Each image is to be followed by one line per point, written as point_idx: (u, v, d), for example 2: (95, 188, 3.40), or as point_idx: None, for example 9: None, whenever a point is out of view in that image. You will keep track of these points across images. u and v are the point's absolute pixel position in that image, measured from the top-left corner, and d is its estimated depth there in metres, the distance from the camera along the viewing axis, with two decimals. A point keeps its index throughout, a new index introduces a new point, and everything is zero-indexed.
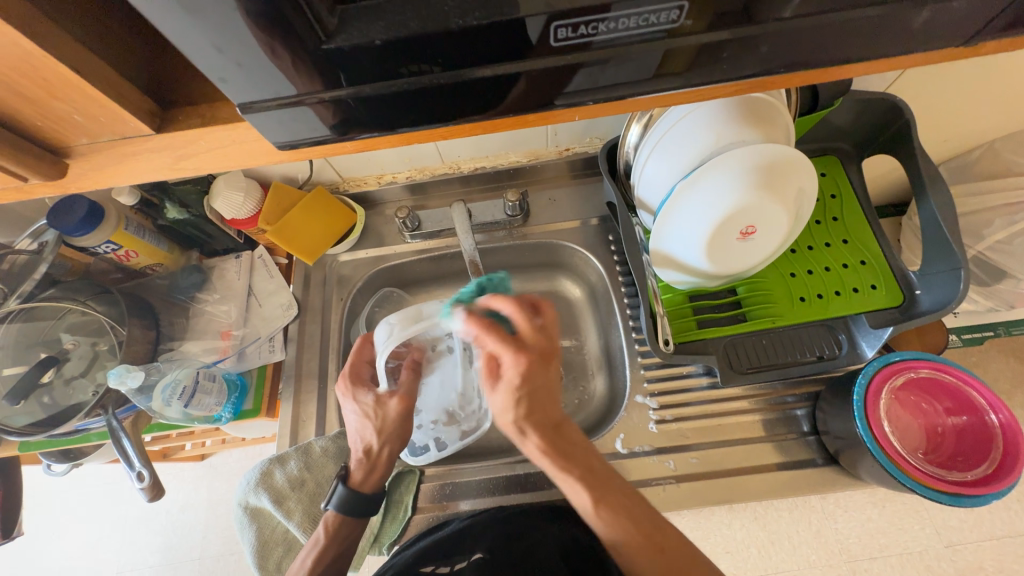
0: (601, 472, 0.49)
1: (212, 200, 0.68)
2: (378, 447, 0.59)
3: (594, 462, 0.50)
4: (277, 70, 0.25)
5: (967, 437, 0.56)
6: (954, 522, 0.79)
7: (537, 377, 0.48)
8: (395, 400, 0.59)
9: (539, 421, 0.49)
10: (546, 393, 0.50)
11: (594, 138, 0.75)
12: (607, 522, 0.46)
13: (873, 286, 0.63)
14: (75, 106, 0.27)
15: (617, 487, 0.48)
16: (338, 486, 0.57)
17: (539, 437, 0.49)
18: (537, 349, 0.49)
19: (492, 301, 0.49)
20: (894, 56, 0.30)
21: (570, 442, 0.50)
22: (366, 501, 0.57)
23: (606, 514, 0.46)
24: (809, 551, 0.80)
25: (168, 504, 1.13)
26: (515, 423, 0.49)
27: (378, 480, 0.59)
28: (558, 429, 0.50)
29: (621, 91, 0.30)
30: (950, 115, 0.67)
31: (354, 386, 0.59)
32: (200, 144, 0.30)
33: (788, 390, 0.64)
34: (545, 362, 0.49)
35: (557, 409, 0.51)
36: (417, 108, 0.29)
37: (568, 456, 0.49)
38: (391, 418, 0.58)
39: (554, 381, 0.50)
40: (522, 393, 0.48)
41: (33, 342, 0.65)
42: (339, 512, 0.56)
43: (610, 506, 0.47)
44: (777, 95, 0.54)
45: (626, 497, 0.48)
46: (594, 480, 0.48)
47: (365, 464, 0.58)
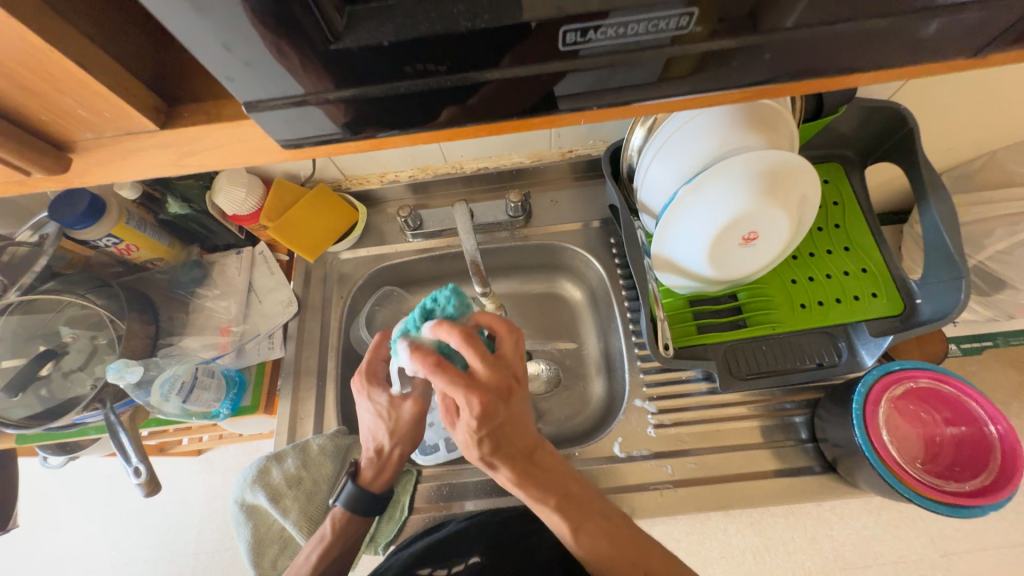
0: (578, 495, 0.50)
1: (214, 196, 0.68)
2: (389, 447, 0.59)
3: (571, 485, 0.51)
4: (284, 69, 0.25)
5: (965, 448, 0.56)
6: (950, 531, 0.79)
7: (497, 415, 0.45)
8: (409, 403, 0.58)
9: (506, 453, 0.48)
10: (511, 424, 0.48)
11: (598, 141, 0.75)
12: (586, 544, 0.48)
13: (874, 294, 0.63)
14: (80, 101, 0.27)
15: (595, 508, 0.50)
16: (348, 484, 0.57)
17: (511, 469, 0.49)
18: (494, 386, 0.45)
19: (440, 334, 0.45)
20: (902, 66, 0.30)
21: (541, 468, 0.50)
22: (375, 500, 0.57)
23: (585, 539, 0.48)
24: (804, 557, 0.80)
25: (164, 499, 1.13)
26: (483, 457, 0.48)
27: (387, 479, 0.60)
28: (528, 456, 0.50)
29: (628, 96, 0.30)
30: (954, 125, 0.67)
31: (367, 386, 0.58)
32: (204, 141, 0.30)
33: (787, 396, 0.64)
34: (504, 397, 0.46)
35: (527, 435, 0.50)
36: (423, 109, 0.29)
37: (540, 482, 0.49)
38: (404, 420, 0.58)
39: (520, 410, 0.48)
40: (484, 432, 0.45)
41: (33, 334, 0.65)
42: (348, 509, 0.57)
43: (587, 529, 0.48)
44: (783, 102, 0.54)
45: (603, 518, 0.50)
46: (572, 503, 0.50)
47: (376, 463, 0.59)
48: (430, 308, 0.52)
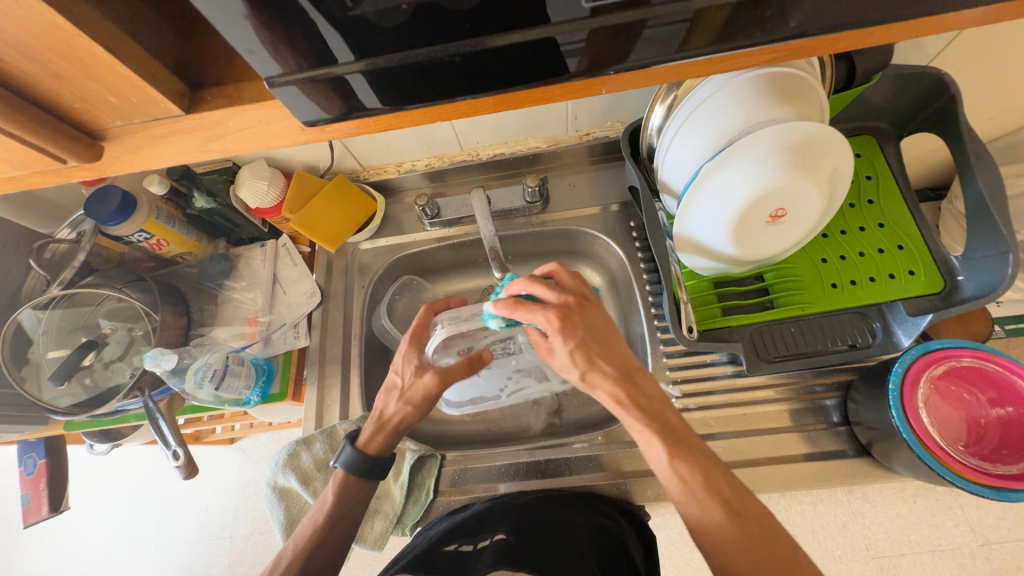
0: (678, 428, 0.46)
1: (238, 189, 0.70)
2: (393, 412, 0.59)
3: (671, 416, 0.46)
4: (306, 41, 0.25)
5: (1012, 429, 0.53)
6: (993, 520, 0.76)
7: (576, 326, 0.47)
8: (431, 376, 0.58)
9: (603, 368, 0.47)
10: (599, 339, 0.48)
11: (616, 121, 0.74)
12: (685, 478, 0.43)
13: (912, 271, 0.60)
14: (109, 87, 0.28)
15: (695, 443, 0.45)
16: (346, 446, 0.57)
17: (606, 384, 0.47)
18: (564, 303, 0.48)
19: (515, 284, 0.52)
20: (951, 12, 0.28)
21: (646, 393, 0.47)
22: (370, 463, 0.57)
23: (682, 467, 0.43)
24: (834, 545, 0.78)
25: (201, 484, 1.18)
26: (580, 374, 0.48)
27: (384, 443, 0.59)
28: (632, 374, 0.47)
29: (649, 60, 0.29)
30: (1000, 90, 0.63)
31: (409, 348, 0.59)
32: (228, 125, 0.30)
33: (817, 379, 0.62)
34: (580, 315, 0.48)
35: (622, 352, 0.48)
36: (438, 81, 0.28)
37: (642, 404, 0.46)
38: (421, 391, 0.58)
39: (601, 328, 0.48)
40: (573, 345, 0.47)
41: (74, 327, 0.68)
42: (346, 471, 0.56)
43: (687, 458, 0.43)
44: (811, 70, 0.51)
45: (702, 453, 0.44)
46: (671, 434, 0.45)
47: (376, 423, 0.59)
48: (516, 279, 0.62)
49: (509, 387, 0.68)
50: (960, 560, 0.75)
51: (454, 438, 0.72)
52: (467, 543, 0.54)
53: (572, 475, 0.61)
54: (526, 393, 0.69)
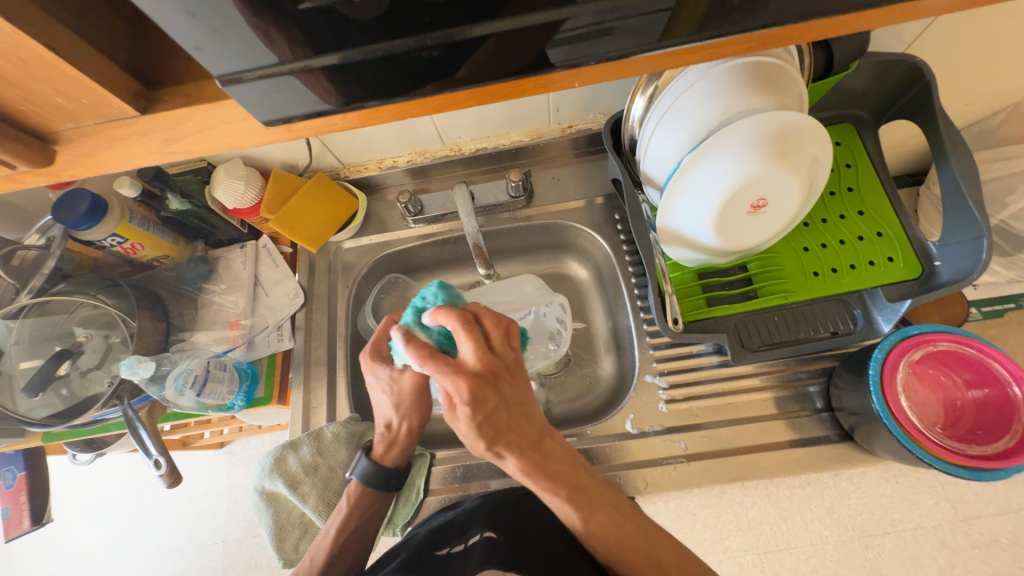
0: (588, 486, 0.47)
1: (213, 190, 0.68)
2: (397, 422, 0.59)
3: (584, 476, 0.48)
4: (274, 34, 0.25)
5: (987, 410, 0.54)
6: (972, 496, 0.78)
7: (491, 401, 0.43)
8: (407, 374, 0.56)
9: (516, 441, 0.45)
10: (512, 412, 0.45)
11: (599, 113, 0.73)
12: (597, 535, 0.46)
13: (891, 258, 0.61)
14: (56, 88, 0.26)
15: (606, 498, 0.47)
16: (361, 459, 0.58)
17: (517, 459, 0.45)
18: (484, 371, 0.43)
19: (437, 318, 0.43)
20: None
21: (553, 458, 0.47)
22: (388, 476, 0.58)
23: (595, 526, 0.46)
24: (821, 526, 0.80)
25: (190, 490, 1.16)
26: (487, 451, 0.45)
27: (399, 455, 0.60)
28: (539, 445, 0.46)
29: (623, 50, 0.29)
30: (975, 77, 0.64)
31: (372, 361, 0.57)
32: (188, 124, 0.29)
33: (801, 366, 0.63)
34: (493, 388, 0.43)
35: (534, 422, 0.47)
36: (408, 73, 0.28)
37: (548, 474, 0.46)
38: (407, 392, 0.57)
39: (519, 397, 0.46)
40: (481, 422, 0.43)
41: (48, 336, 0.66)
42: (362, 483, 0.57)
43: (594, 516, 0.46)
44: (789, 58, 0.51)
45: (614, 508, 0.47)
46: (584, 495, 0.46)
47: (387, 439, 0.59)
48: (421, 305, 0.52)
49: None
50: (940, 536, 0.78)
51: (444, 435, 0.72)
52: (458, 543, 0.54)
53: None
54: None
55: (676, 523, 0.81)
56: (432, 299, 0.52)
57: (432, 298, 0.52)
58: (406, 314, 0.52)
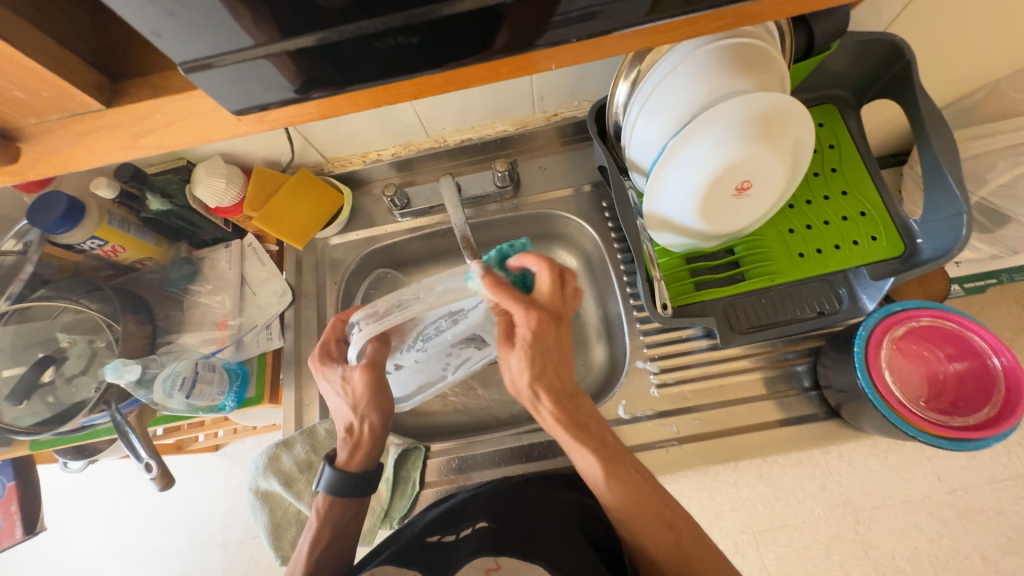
0: (614, 447, 0.47)
1: (194, 188, 0.67)
2: (358, 424, 0.57)
3: (606, 436, 0.48)
4: (240, 20, 0.24)
5: (968, 382, 0.56)
6: (957, 468, 0.80)
7: (550, 337, 0.44)
8: (357, 372, 0.53)
9: (555, 388, 0.46)
10: (558, 358, 0.46)
11: (583, 100, 0.73)
12: (619, 496, 0.45)
13: (874, 237, 0.62)
14: (14, 82, 0.25)
15: (630, 462, 0.47)
16: (326, 469, 0.56)
17: (553, 404, 0.46)
18: (552, 309, 0.45)
19: (524, 259, 0.47)
20: None
21: (583, 412, 0.48)
22: (357, 480, 0.56)
23: (617, 487, 0.45)
24: (813, 503, 0.81)
25: (187, 494, 1.15)
26: (529, 388, 0.45)
27: (366, 458, 0.58)
28: (573, 396, 0.48)
29: (604, 26, 0.28)
30: (954, 55, 0.64)
31: (323, 365, 0.55)
32: (156, 117, 0.28)
33: (788, 346, 0.64)
34: (558, 329, 0.45)
35: (569, 377, 0.48)
36: (383, 57, 0.27)
37: (580, 425, 0.47)
38: (360, 392, 0.54)
39: (567, 345, 0.47)
40: (535, 358, 0.44)
41: (30, 343, 0.65)
42: (330, 493, 0.56)
43: (621, 477, 0.45)
44: (770, 39, 0.51)
45: (636, 470, 0.47)
46: (609, 451, 0.46)
47: (350, 443, 0.57)
48: (507, 251, 0.52)
49: (453, 362, 0.64)
50: (928, 508, 0.80)
51: (439, 428, 0.72)
52: (449, 533, 0.55)
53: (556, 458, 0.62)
54: (471, 364, 0.64)
55: None
56: (519, 248, 0.53)
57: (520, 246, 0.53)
58: (491, 254, 0.52)
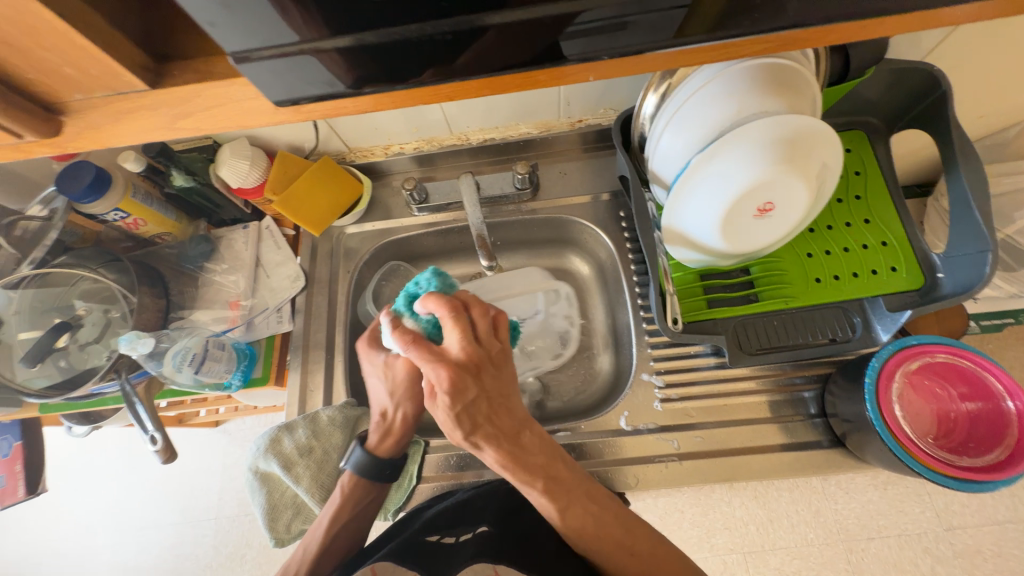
0: (566, 480, 0.48)
1: (218, 168, 0.68)
2: (392, 411, 0.60)
3: (559, 468, 0.48)
4: (288, 9, 0.24)
5: (980, 423, 0.55)
6: (959, 506, 0.79)
7: (469, 390, 0.44)
8: (400, 356, 0.59)
9: (491, 432, 0.46)
10: (490, 404, 0.46)
11: (609, 109, 0.73)
12: (574, 527, 0.47)
13: (893, 268, 0.61)
14: (66, 58, 0.26)
15: (582, 492, 0.48)
16: (356, 450, 0.59)
17: (494, 448, 0.46)
18: (466, 362, 0.44)
19: (425, 307, 0.45)
20: (938, 9, 0.28)
21: (528, 450, 0.47)
22: (383, 465, 0.58)
23: (572, 518, 0.47)
24: (807, 530, 0.81)
25: (185, 466, 1.17)
26: (466, 439, 0.45)
27: (395, 445, 0.61)
28: (517, 436, 0.47)
29: (640, 45, 0.28)
30: (990, 90, 0.63)
31: (368, 348, 0.63)
32: (197, 101, 0.29)
33: (797, 371, 0.63)
34: (474, 376, 0.44)
35: (510, 415, 0.47)
36: (424, 58, 0.27)
37: (525, 464, 0.46)
38: (400, 375, 0.59)
39: (497, 392, 0.46)
40: (459, 411, 0.44)
41: (48, 308, 0.66)
42: (356, 473, 0.58)
43: (572, 509, 0.47)
44: (806, 61, 0.50)
45: (590, 501, 0.47)
46: (557, 486, 0.47)
47: (381, 429, 0.60)
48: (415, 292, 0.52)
49: None
50: (925, 544, 0.78)
51: (439, 424, 0.72)
52: (449, 535, 0.55)
53: None
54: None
55: (663, 519, 0.82)
56: (425, 285, 0.52)
57: (425, 284, 0.52)
58: (399, 301, 0.52)
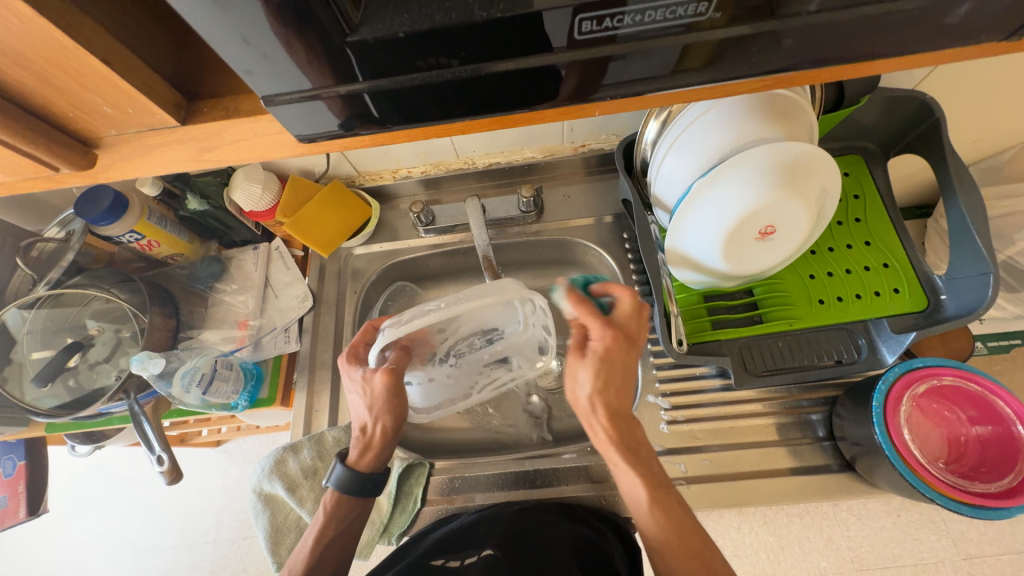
0: (662, 475, 0.50)
1: (232, 192, 0.70)
2: (371, 425, 0.57)
3: (658, 464, 0.50)
4: (297, 49, 0.25)
5: (991, 448, 0.54)
6: (975, 534, 0.77)
7: (619, 354, 0.50)
8: (379, 373, 0.54)
9: (614, 405, 0.50)
10: (625, 376, 0.51)
11: (611, 134, 0.75)
12: (661, 523, 0.46)
13: (896, 290, 0.61)
14: (105, 98, 0.28)
15: (676, 497, 0.48)
16: (337, 467, 0.56)
17: (612, 420, 0.50)
18: (626, 331, 0.50)
19: (607, 288, 0.54)
20: (928, 51, 0.29)
21: (637, 438, 0.51)
22: (364, 480, 0.56)
23: (659, 513, 0.47)
24: (820, 558, 0.79)
25: (185, 487, 1.16)
26: (589, 400, 0.50)
27: (375, 460, 0.57)
28: (631, 420, 0.51)
29: (643, 87, 0.30)
30: (983, 116, 0.65)
31: (349, 364, 0.58)
32: (223, 136, 0.31)
33: (804, 394, 0.63)
34: (629, 350, 0.50)
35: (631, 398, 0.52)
36: (435, 101, 0.29)
37: (632, 447, 0.50)
38: (378, 393, 0.55)
39: (632, 368, 0.51)
40: (602, 370, 0.49)
41: (59, 328, 0.67)
42: (339, 490, 0.56)
43: (665, 507, 0.47)
44: (802, 91, 0.52)
45: (681, 507, 0.47)
46: (656, 477, 0.49)
47: (362, 442, 0.57)
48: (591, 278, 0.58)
49: (480, 382, 0.66)
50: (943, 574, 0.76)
51: (444, 445, 0.72)
52: (454, 558, 0.54)
53: (559, 485, 0.62)
54: (499, 385, 0.67)
55: None
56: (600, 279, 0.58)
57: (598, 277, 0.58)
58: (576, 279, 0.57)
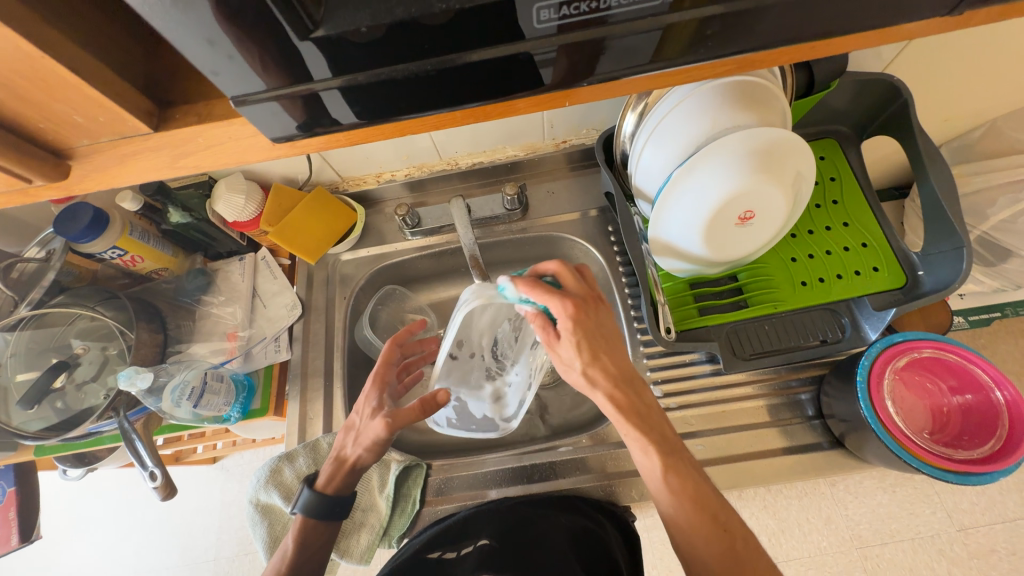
0: (671, 438, 0.51)
1: (214, 203, 0.70)
2: (353, 457, 0.56)
3: (664, 426, 0.51)
4: (265, 47, 0.25)
5: (972, 415, 0.56)
6: (968, 505, 0.79)
7: (591, 320, 0.50)
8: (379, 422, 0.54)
9: (613, 370, 0.51)
10: (608, 339, 0.52)
11: (591, 128, 0.75)
12: (676, 489, 0.48)
13: (876, 268, 0.63)
14: (75, 107, 0.28)
15: (688, 457, 0.50)
16: (303, 491, 0.56)
17: (611, 388, 0.51)
18: (584, 295, 0.52)
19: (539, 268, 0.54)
20: (881, 28, 0.30)
21: (644, 403, 0.52)
22: (331, 505, 0.56)
23: (674, 479, 0.48)
24: (819, 538, 0.80)
25: (183, 506, 1.15)
26: (582, 370, 0.51)
27: (342, 482, 0.57)
28: (633, 383, 0.52)
29: (610, 72, 0.30)
30: (951, 95, 0.66)
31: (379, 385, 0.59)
32: (197, 141, 0.31)
33: (792, 374, 0.64)
34: (594, 314, 0.51)
35: (623, 360, 0.52)
36: (406, 97, 0.29)
37: (639, 412, 0.51)
38: (371, 437, 0.54)
39: (609, 326, 0.52)
40: (579, 341, 0.50)
41: (45, 348, 0.66)
42: (304, 515, 0.56)
43: (678, 472, 0.48)
44: (772, 77, 0.53)
45: (694, 469, 0.49)
46: (666, 443, 0.50)
47: (334, 466, 0.57)
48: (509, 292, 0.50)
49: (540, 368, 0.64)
50: (938, 546, 0.78)
51: (441, 446, 0.72)
52: (451, 550, 0.56)
53: (558, 479, 0.62)
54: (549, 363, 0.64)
55: None
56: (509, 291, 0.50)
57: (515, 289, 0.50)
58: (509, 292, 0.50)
